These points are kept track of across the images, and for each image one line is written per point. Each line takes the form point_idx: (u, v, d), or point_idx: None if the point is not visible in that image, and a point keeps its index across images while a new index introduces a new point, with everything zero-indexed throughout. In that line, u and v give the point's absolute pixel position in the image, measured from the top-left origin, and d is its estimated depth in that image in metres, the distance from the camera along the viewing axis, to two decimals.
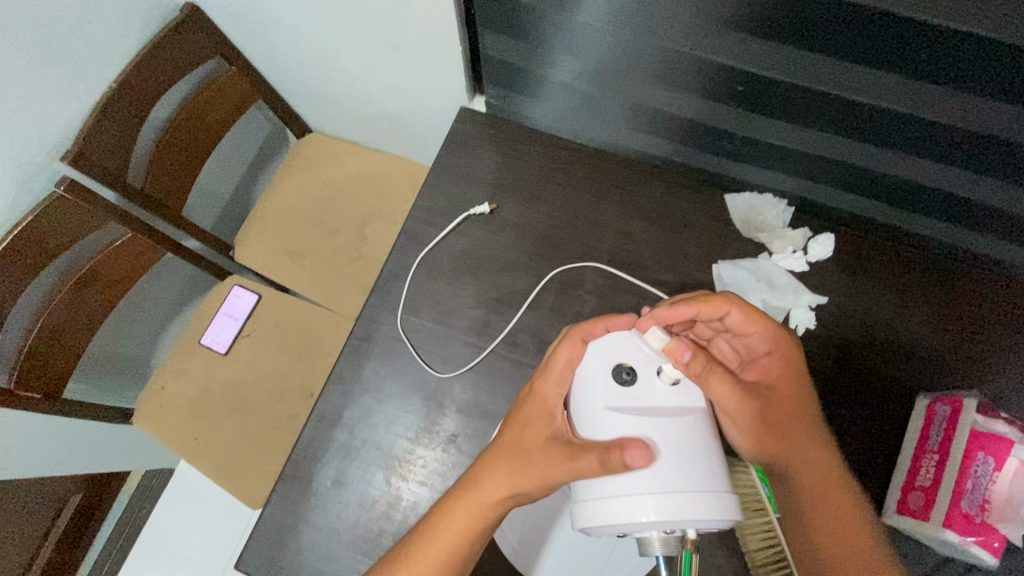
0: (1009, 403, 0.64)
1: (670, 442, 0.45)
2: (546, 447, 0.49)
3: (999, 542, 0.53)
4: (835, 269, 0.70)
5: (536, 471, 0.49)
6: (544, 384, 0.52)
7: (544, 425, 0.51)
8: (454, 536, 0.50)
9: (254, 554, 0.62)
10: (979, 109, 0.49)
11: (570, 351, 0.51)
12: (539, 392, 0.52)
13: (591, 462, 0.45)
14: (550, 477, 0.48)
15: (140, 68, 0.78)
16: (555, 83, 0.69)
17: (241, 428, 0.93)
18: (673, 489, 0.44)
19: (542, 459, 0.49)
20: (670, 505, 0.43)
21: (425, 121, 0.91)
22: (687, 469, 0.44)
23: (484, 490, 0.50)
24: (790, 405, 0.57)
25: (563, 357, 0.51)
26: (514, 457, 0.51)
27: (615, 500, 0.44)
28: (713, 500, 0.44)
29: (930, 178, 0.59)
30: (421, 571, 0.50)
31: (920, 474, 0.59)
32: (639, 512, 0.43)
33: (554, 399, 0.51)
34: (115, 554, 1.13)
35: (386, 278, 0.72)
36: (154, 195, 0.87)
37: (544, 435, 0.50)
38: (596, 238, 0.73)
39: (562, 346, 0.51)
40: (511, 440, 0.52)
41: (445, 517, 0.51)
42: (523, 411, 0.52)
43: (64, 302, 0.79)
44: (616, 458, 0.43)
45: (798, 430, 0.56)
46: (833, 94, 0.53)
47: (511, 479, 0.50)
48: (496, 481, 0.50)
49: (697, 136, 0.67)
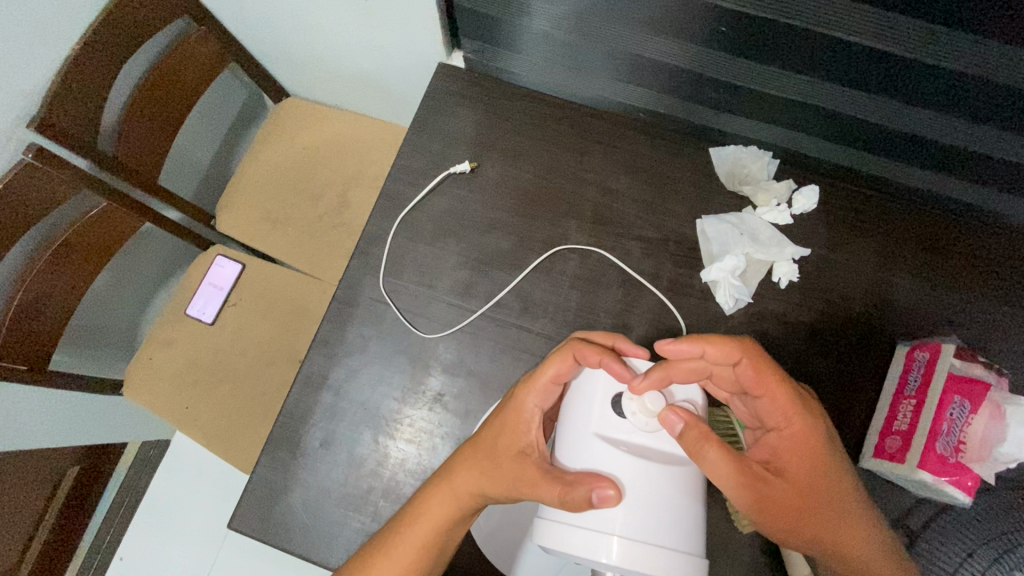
0: (989, 348, 0.65)
1: (652, 491, 0.44)
2: (514, 461, 0.50)
3: (974, 481, 0.55)
4: (819, 221, 0.69)
5: (503, 482, 0.50)
6: (525, 392, 0.51)
7: (518, 436, 0.51)
8: (429, 525, 0.52)
9: (246, 513, 0.63)
10: (970, 47, 0.47)
11: (560, 366, 0.50)
12: (518, 399, 0.52)
13: (550, 491, 0.46)
14: (515, 492, 0.50)
15: (105, 28, 0.75)
16: (534, 34, 0.66)
17: (232, 395, 0.94)
18: (642, 539, 0.43)
19: (510, 473, 0.50)
20: (634, 554, 0.43)
21: (404, 80, 0.89)
22: (659, 524, 0.44)
23: (457, 490, 0.52)
24: (803, 490, 0.51)
25: (551, 371, 0.50)
26: (484, 465, 0.52)
27: (582, 533, 0.44)
28: (680, 563, 0.43)
29: (917, 126, 0.58)
30: (398, 557, 0.52)
31: (898, 420, 0.60)
32: (602, 553, 0.43)
33: (531, 408, 0.51)
34: (118, 521, 1.15)
35: (366, 240, 0.71)
36: (126, 162, 0.85)
37: (516, 446, 0.51)
38: (579, 194, 0.72)
39: (554, 360, 0.50)
40: (484, 444, 0.52)
41: (424, 506, 0.53)
42: (501, 417, 0.52)
43: (43, 273, 0.78)
44: (581, 494, 0.43)
45: (808, 516, 0.51)
46: (820, 33, 0.51)
47: (480, 487, 0.52)
48: (466, 487, 0.52)
49: (680, 85, 0.66)
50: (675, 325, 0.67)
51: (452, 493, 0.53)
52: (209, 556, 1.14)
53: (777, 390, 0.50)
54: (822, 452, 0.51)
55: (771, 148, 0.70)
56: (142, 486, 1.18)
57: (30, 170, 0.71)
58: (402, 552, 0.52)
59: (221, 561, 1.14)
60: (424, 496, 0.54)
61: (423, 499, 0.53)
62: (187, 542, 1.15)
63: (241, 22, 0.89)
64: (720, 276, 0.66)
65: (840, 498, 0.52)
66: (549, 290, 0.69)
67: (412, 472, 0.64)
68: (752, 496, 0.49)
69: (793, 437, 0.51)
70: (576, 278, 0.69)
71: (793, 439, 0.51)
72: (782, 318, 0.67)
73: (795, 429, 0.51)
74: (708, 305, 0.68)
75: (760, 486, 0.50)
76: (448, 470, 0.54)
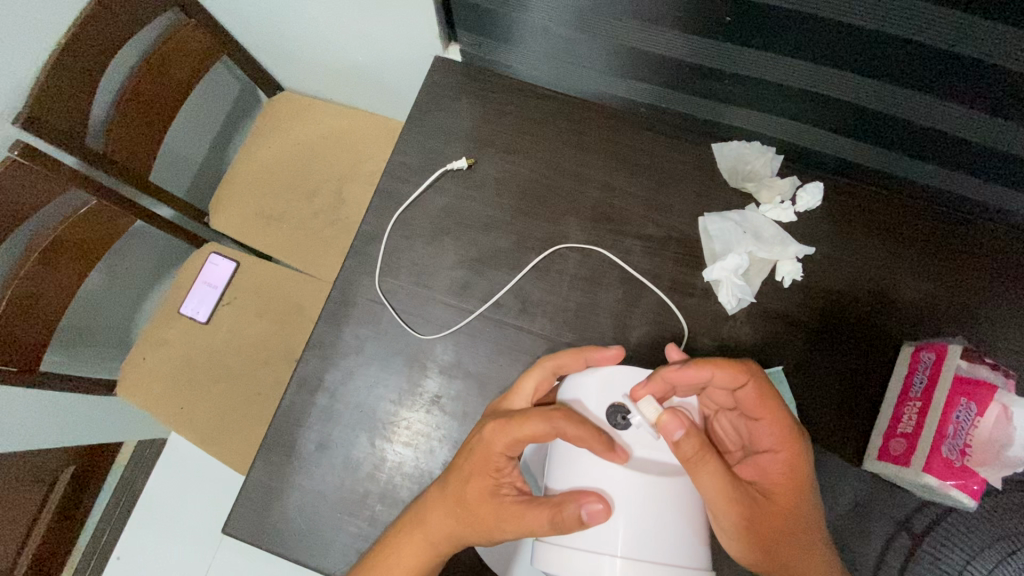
0: (995, 347, 0.63)
1: (651, 511, 0.44)
2: (490, 503, 0.49)
3: (979, 485, 0.54)
4: (824, 218, 0.68)
5: (482, 525, 0.49)
6: (494, 436, 0.48)
7: (490, 478, 0.49)
8: (420, 556, 0.51)
9: (240, 517, 0.62)
10: (983, 32, 0.46)
11: (539, 431, 0.46)
12: (485, 444, 0.49)
13: (539, 521, 0.45)
14: (496, 531, 0.48)
15: (92, 19, 0.73)
16: (533, 26, 0.65)
17: (227, 396, 0.92)
18: (642, 557, 0.43)
19: (489, 515, 0.48)
20: (635, 572, 0.43)
21: (400, 73, 0.87)
22: (658, 540, 0.43)
23: (434, 530, 0.51)
24: (789, 514, 0.51)
25: (528, 433, 0.46)
26: (459, 507, 0.50)
27: (582, 556, 0.44)
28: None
29: (926, 117, 0.56)
30: None
31: (902, 421, 0.59)
32: (603, 572, 0.43)
33: (500, 453, 0.49)
34: (114, 521, 1.14)
35: (362, 239, 0.70)
36: (116, 156, 0.83)
37: (489, 487, 0.49)
38: (579, 192, 0.70)
39: (531, 425, 0.46)
40: (455, 486, 0.50)
41: (412, 537, 0.52)
42: (470, 461, 0.50)
43: (33, 272, 0.77)
44: (573, 516, 0.42)
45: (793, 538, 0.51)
46: (827, 19, 0.50)
47: (457, 531, 0.51)
48: (445, 527, 0.51)
49: (683, 78, 0.64)
50: (677, 325, 0.66)
51: (430, 535, 0.51)
52: (206, 555, 1.13)
53: (777, 416, 0.50)
54: (806, 477, 0.51)
55: (774, 143, 0.69)
56: (138, 485, 1.17)
57: (18, 168, 0.69)
58: None
59: (218, 560, 1.13)
60: (403, 537, 0.52)
61: (399, 541, 0.52)
62: (184, 540, 1.14)
63: (232, 13, 0.87)
64: (723, 275, 0.65)
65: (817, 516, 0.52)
66: (548, 289, 0.68)
67: (409, 476, 0.63)
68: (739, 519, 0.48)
69: (786, 459, 0.50)
70: (576, 277, 0.68)
71: (789, 462, 0.50)
72: (785, 318, 0.65)
73: (788, 456, 0.50)
74: (710, 305, 0.67)
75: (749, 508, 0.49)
76: (424, 511, 0.52)
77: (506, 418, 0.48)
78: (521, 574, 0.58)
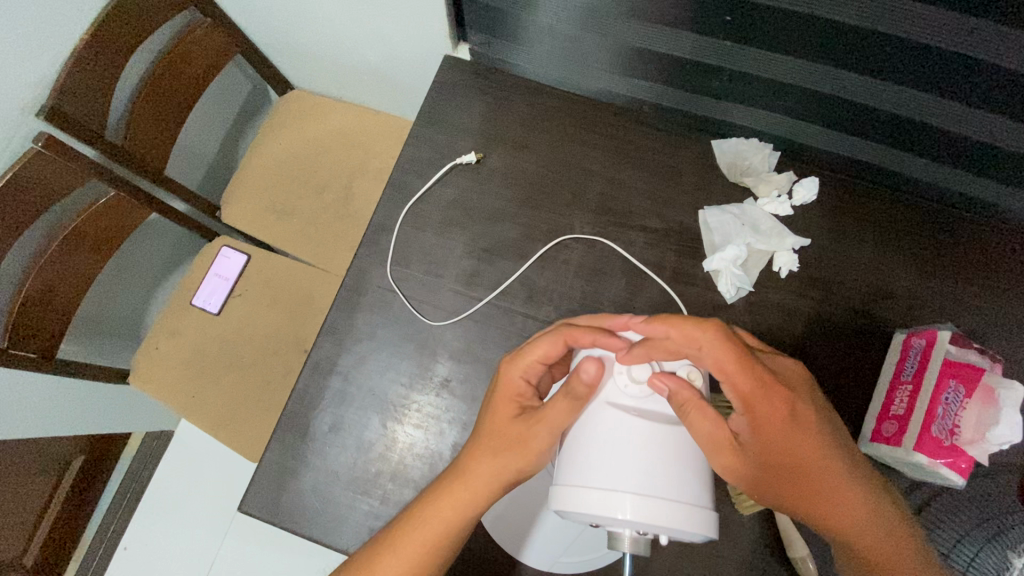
0: (983, 335, 0.66)
1: (659, 451, 0.46)
2: (518, 424, 0.51)
3: (968, 463, 0.56)
4: (818, 211, 0.71)
5: (518, 448, 0.50)
6: (507, 367, 0.52)
7: (513, 406, 0.52)
8: (443, 520, 0.51)
9: (255, 495, 0.64)
10: (969, 30, 0.49)
11: (550, 347, 0.50)
12: (504, 376, 0.52)
13: (561, 408, 0.48)
14: (535, 442, 0.50)
15: (114, 17, 0.75)
16: (539, 26, 0.67)
17: (237, 384, 0.94)
18: (652, 492, 0.44)
19: (521, 435, 0.50)
20: (646, 508, 0.44)
21: (410, 72, 0.90)
22: (667, 479, 0.45)
23: (474, 484, 0.51)
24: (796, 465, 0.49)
25: (540, 352, 0.51)
26: (490, 443, 0.51)
27: (595, 492, 0.45)
28: (687, 514, 0.44)
29: (917, 112, 0.59)
30: (413, 552, 0.50)
31: (895, 404, 0.61)
32: (616, 508, 0.44)
33: (519, 380, 0.52)
34: (122, 511, 1.16)
35: (374, 229, 0.72)
36: (134, 151, 0.85)
37: (514, 414, 0.52)
38: (584, 185, 0.73)
39: (541, 342, 0.50)
40: (483, 428, 0.52)
41: (434, 500, 0.51)
42: (491, 397, 0.53)
43: (53, 261, 0.79)
44: (580, 385, 0.47)
45: (812, 490, 0.50)
46: (821, 18, 0.52)
47: (497, 473, 0.50)
48: (481, 475, 0.51)
49: (685, 75, 0.67)
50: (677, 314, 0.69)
51: (468, 487, 0.51)
52: (213, 542, 1.15)
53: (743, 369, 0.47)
54: (797, 426, 0.49)
55: (772, 140, 0.72)
56: (145, 476, 1.18)
57: (40, 158, 0.72)
58: (420, 543, 0.50)
59: (225, 548, 1.15)
60: (441, 492, 0.51)
61: (438, 498, 0.51)
62: (190, 531, 1.16)
63: (246, 13, 0.90)
64: (722, 265, 0.67)
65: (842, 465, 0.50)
66: (554, 279, 0.70)
67: (420, 456, 0.65)
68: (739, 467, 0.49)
69: (765, 409, 0.49)
70: (581, 267, 0.70)
71: (769, 410, 0.49)
72: (782, 306, 0.68)
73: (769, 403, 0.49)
74: (709, 294, 0.69)
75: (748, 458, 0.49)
76: (459, 467, 0.52)
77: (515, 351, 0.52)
78: (530, 552, 0.61)
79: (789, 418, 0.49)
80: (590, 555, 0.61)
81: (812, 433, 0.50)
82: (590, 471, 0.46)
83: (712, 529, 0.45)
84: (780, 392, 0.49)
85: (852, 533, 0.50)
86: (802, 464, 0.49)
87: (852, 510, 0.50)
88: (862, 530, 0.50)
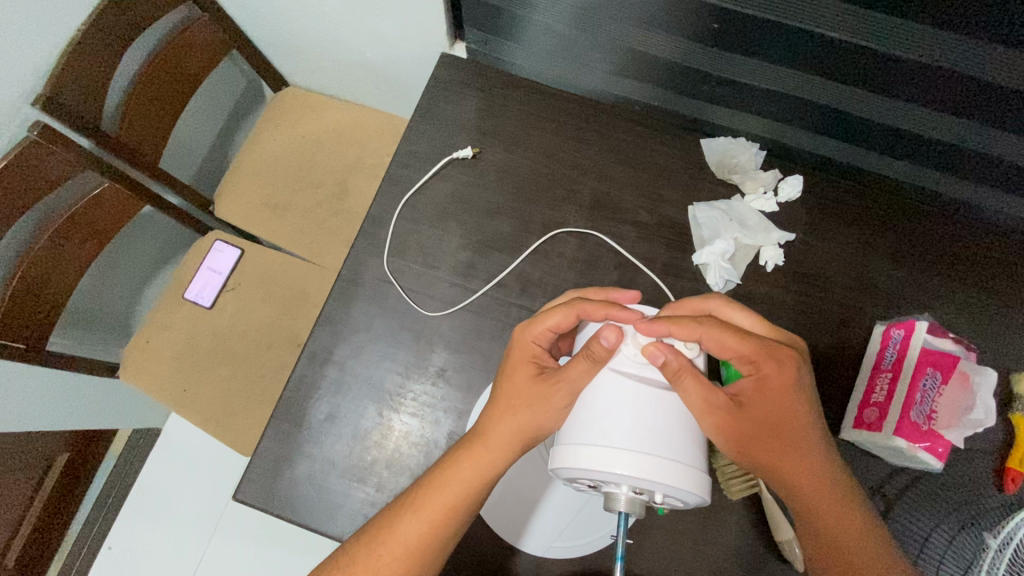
0: (960, 327, 0.69)
1: (657, 414, 0.47)
2: (536, 384, 0.52)
3: (945, 448, 0.59)
4: (802, 208, 0.73)
5: (538, 404, 0.51)
6: (523, 332, 0.54)
7: (531, 367, 0.53)
8: (456, 484, 0.52)
9: (250, 484, 0.64)
10: (935, 41, 0.51)
11: (560, 318, 0.52)
12: (519, 340, 0.54)
13: (580, 368, 0.49)
14: (553, 399, 0.50)
15: (111, 9, 0.76)
16: (534, 26, 0.69)
17: (230, 378, 0.94)
18: (652, 451, 0.46)
19: (540, 393, 0.51)
20: (644, 465, 0.45)
21: (407, 70, 0.92)
22: (666, 439, 0.47)
23: (495, 444, 0.52)
24: (791, 429, 0.51)
25: (552, 322, 0.52)
26: (510, 403, 0.53)
27: (594, 449, 0.46)
28: (683, 471, 0.46)
29: (888, 116, 0.62)
30: (425, 517, 0.51)
31: (875, 392, 0.63)
32: (615, 464, 0.46)
33: (534, 343, 0.54)
34: (107, 510, 1.14)
35: (371, 222, 0.73)
36: (128, 143, 0.85)
37: (532, 374, 0.53)
38: (578, 181, 0.75)
39: (554, 312, 0.52)
40: (502, 391, 0.54)
41: (447, 468, 0.52)
42: (509, 361, 0.55)
43: (45, 249, 0.79)
44: (600, 347, 0.49)
45: (805, 451, 0.52)
46: (795, 27, 0.55)
47: (518, 428, 0.52)
48: (501, 433, 0.52)
49: (676, 78, 0.69)
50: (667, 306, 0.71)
51: (489, 445, 0.52)
52: (201, 540, 1.14)
53: (742, 344, 0.50)
54: (795, 394, 0.51)
55: (758, 140, 0.74)
56: (131, 476, 1.17)
57: (34, 147, 0.71)
58: (428, 507, 0.51)
59: (212, 545, 1.14)
60: (458, 454, 0.53)
61: (456, 460, 0.52)
62: (177, 529, 1.15)
63: (243, 9, 0.90)
64: (710, 259, 0.70)
65: (820, 418, 0.53)
66: (548, 271, 0.72)
67: (416, 444, 0.66)
68: (740, 430, 0.50)
69: (771, 371, 0.51)
70: (575, 260, 0.72)
71: (775, 370, 0.51)
72: (769, 299, 0.70)
73: (770, 373, 0.51)
74: (698, 288, 0.71)
75: (748, 422, 0.51)
76: (478, 431, 0.53)
77: (529, 317, 0.54)
78: (526, 541, 0.62)
79: (792, 381, 0.51)
80: (585, 544, 0.62)
81: (804, 395, 0.52)
82: (590, 433, 0.47)
83: (704, 491, 0.47)
84: (786, 355, 0.51)
85: (833, 489, 0.52)
86: (792, 423, 0.51)
87: (832, 467, 0.52)
88: (840, 494, 0.52)
